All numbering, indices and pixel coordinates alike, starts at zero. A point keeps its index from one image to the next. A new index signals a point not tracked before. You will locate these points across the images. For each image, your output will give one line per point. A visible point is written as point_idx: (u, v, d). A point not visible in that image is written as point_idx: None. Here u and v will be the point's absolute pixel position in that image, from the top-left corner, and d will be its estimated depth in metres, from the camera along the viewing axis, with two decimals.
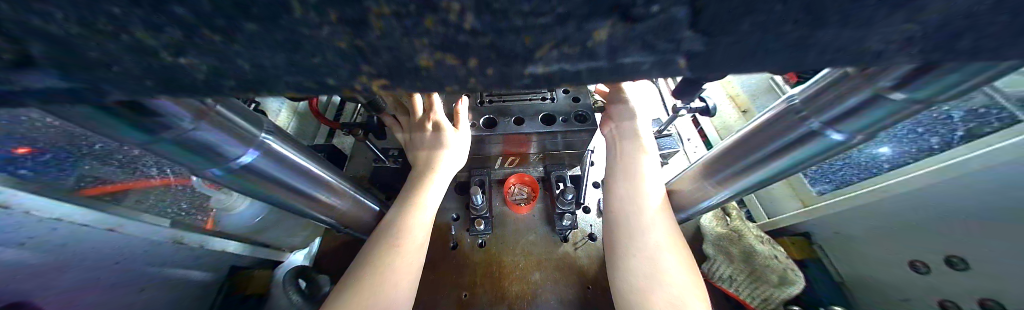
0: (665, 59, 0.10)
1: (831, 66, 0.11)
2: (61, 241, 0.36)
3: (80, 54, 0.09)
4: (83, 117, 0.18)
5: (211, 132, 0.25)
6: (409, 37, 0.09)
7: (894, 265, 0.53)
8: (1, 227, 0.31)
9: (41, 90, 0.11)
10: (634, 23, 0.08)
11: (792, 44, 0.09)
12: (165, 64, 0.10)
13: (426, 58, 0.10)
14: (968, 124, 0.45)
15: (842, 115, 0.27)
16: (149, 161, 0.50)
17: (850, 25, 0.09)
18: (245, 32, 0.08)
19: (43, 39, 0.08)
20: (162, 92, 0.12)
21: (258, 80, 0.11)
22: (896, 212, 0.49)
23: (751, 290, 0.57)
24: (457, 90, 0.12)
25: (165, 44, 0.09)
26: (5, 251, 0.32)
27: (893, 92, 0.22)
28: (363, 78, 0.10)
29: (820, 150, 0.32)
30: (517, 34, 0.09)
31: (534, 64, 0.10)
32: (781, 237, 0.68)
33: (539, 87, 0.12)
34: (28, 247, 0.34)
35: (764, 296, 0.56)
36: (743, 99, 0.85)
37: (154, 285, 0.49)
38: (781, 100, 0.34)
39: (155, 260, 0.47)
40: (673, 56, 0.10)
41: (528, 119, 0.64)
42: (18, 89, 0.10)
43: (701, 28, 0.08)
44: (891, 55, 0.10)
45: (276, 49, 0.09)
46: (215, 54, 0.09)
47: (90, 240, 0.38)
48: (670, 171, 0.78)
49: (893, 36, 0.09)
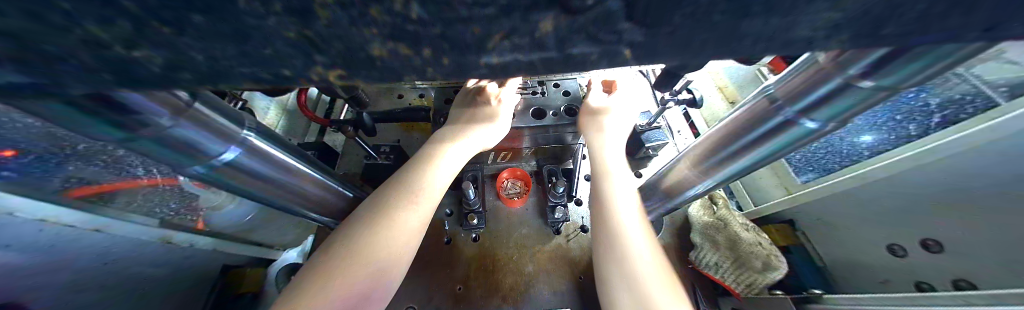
0: (611, 50, 0.10)
1: (771, 54, 0.12)
2: (44, 243, 0.36)
3: (34, 48, 0.09)
4: (52, 116, 0.18)
5: (190, 130, 0.25)
6: (357, 27, 0.09)
7: (874, 249, 0.54)
8: None
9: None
10: (574, 15, 0.09)
11: (726, 33, 0.10)
12: (121, 57, 0.10)
13: (379, 48, 0.10)
14: (945, 111, 0.45)
15: (813, 104, 0.28)
16: (134, 161, 0.49)
17: (776, 14, 0.09)
18: (194, 25, 0.08)
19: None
20: (124, 84, 0.12)
21: (216, 71, 0.11)
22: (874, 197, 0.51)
23: (734, 276, 0.59)
24: (416, 80, 0.12)
25: (118, 37, 0.09)
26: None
27: (861, 79, 0.22)
28: (321, 69, 0.11)
29: (793, 138, 0.34)
30: (464, 25, 0.09)
31: (487, 54, 0.11)
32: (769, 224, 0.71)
33: (495, 77, 0.12)
34: (18, 248, 0.34)
35: (748, 282, 0.57)
36: (730, 90, 0.88)
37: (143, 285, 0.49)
38: (759, 90, 0.34)
39: (145, 261, 0.47)
40: (617, 46, 0.10)
41: (519, 113, 0.64)
42: None
43: (636, 19, 0.09)
44: (824, 41, 0.11)
45: (227, 40, 0.09)
46: (168, 47, 0.09)
47: (75, 241, 0.38)
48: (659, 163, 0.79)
49: (818, 22, 0.10)
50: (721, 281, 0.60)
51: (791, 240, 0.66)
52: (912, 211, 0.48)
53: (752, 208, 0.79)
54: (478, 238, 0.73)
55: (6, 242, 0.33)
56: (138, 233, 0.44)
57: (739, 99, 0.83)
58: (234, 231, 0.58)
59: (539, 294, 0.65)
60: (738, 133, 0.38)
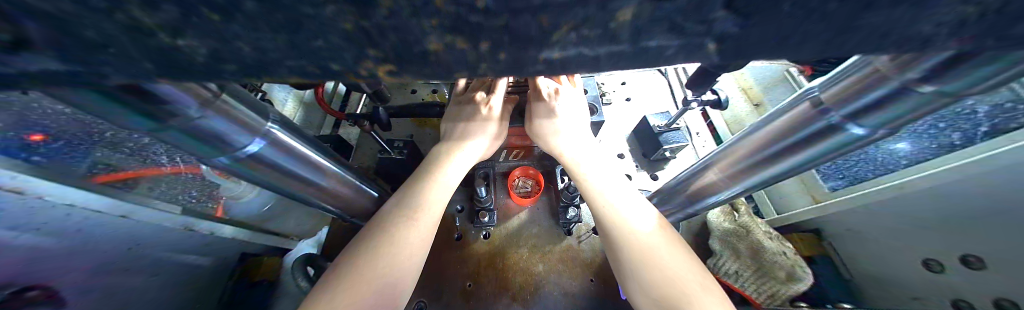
0: (692, 43, 0.09)
1: (871, 50, 0.10)
2: (74, 226, 0.37)
3: (77, 36, 0.09)
4: (86, 102, 0.18)
5: (216, 120, 0.25)
6: (417, 17, 0.08)
7: (907, 264, 0.51)
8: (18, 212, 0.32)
9: (43, 73, 0.10)
10: (664, 2, 0.08)
11: (835, 24, 0.09)
12: (164, 47, 0.09)
13: (436, 41, 0.09)
14: (994, 120, 0.42)
15: (864, 109, 0.26)
16: (158, 149, 0.51)
17: (907, 2, 0.08)
18: (243, 11, 0.08)
19: (36, 20, 0.08)
20: (166, 75, 0.11)
21: (259, 63, 0.10)
22: (912, 211, 0.48)
23: (758, 285, 0.57)
24: (467, 77, 0.11)
25: (162, 25, 0.08)
26: (24, 236, 0.34)
27: (921, 85, 0.20)
28: (370, 64, 0.10)
29: (838, 145, 0.31)
30: (533, 15, 0.08)
31: (550, 49, 0.10)
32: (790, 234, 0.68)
33: (552, 74, 0.11)
34: (45, 232, 0.35)
35: (770, 292, 0.56)
36: (755, 92, 0.84)
37: (167, 271, 0.50)
38: (800, 94, 0.32)
39: (170, 247, 0.48)
40: (702, 40, 0.09)
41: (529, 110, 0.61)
42: (19, 72, 0.10)
43: (736, 8, 0.08)
44: (943, 38, 0.09)
45: (277, 30, 0.08)
46: (214, 35, 0.09)
47: (104, 225, 0.39)
48: (677, 165, 0.77)
49: (951, 14, 0.08)
50: (743, 291, 0.57)
51: (814, 250, 0.63)
52: (951, 227, 0.45)
53: (774, 216, 0.76)
54: (489, 236, 0.72)
55: (34, 225, 0.34)
56: (164, 219, 0.44)
57: (764, 102, 0.80)
58: (253, 221, 0.59)
59: (550, 294, 0.64)
60: (776, 138, 0.36)
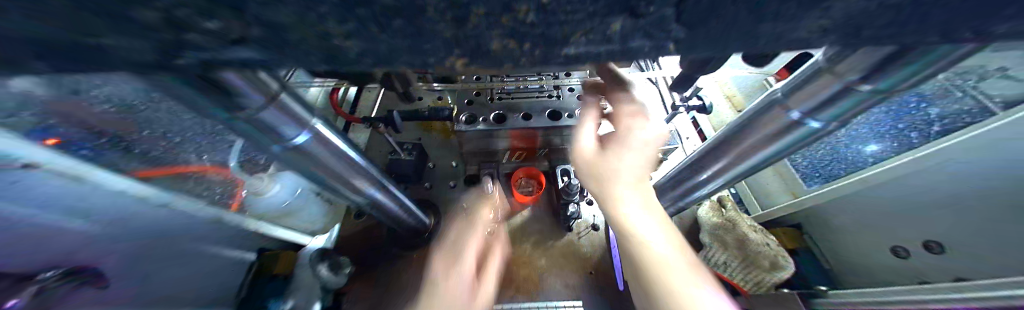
0: (660, 44, 0.15)
1: (779, 48, 0.15)
2: (118, 214, 0.40)
3: (270, 41, 0.13)
4: (187, 92, 0.22)
5: (273, 114, 0.29)
6: (490, 28, 0.13)
7: (877, 251, 0.56)
8: (69, 198, 0.36)
9: (223, 63, 0.15)
10: (640, 18, 0.13)
11: (744, 31, 0.14)
12: (319, 47, 0.14)
13: (497, 43, 0.14)
14: (944, 120, 0.48)
15: (819, 106, 0.31)
16: (189, 147, 0.53)
17: (782, 19, 0.13)
18: (388, 25, 0.13)
19: (261, 31, 0.13)
20: (301, 66, 0.16)
21: (374, 56, 0.15)
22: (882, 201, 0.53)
23: (744, 274, 0.62)
24: (511, 66, 0.16)
25: (332, 34, 0.13)
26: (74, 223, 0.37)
27: (862, 85, 0.26)
28: (451, 57, 0.15)
29: (801, 137, 0.37)
30: (561, 26, 0.13)
31: (569, 47, 0.15)
32: (775, 228, 0.73)
33: (569, 64, 0.16)
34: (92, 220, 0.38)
35: (756, 280, 0.60)
36: (739, 99, 0.91)
37: (195, 261, 0.53)
38: (766, 95, 0.38)
39: (199, 237, 0.52)
40: (665, 42, 0.14)
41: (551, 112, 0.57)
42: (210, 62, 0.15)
43: (684, 21, 0.13)
44: (819, 40, 0.15)
45: (401, 36, 0.13)
46: (358, 39, 0.13)
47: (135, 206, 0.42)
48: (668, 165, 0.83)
49: (812, 27, 0.13)
50: (729, 279, 0.62)
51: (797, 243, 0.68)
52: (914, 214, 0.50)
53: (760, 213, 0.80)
54: (494, 232, 0.76)
55: (84, 213, 0.37)
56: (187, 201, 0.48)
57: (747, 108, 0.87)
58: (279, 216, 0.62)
59: (552, 286, 0.68)
60: (750, 133, 0.41)
